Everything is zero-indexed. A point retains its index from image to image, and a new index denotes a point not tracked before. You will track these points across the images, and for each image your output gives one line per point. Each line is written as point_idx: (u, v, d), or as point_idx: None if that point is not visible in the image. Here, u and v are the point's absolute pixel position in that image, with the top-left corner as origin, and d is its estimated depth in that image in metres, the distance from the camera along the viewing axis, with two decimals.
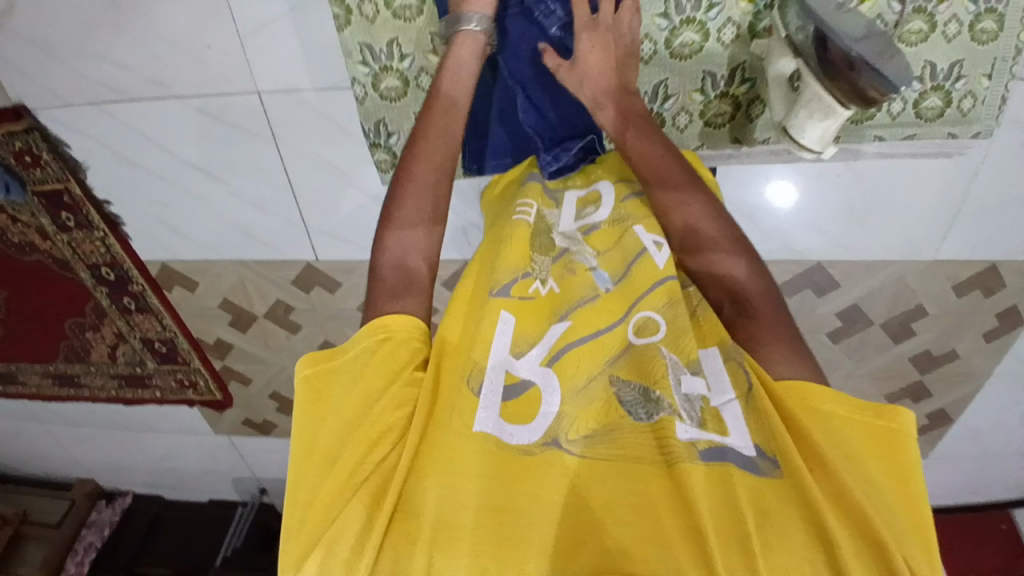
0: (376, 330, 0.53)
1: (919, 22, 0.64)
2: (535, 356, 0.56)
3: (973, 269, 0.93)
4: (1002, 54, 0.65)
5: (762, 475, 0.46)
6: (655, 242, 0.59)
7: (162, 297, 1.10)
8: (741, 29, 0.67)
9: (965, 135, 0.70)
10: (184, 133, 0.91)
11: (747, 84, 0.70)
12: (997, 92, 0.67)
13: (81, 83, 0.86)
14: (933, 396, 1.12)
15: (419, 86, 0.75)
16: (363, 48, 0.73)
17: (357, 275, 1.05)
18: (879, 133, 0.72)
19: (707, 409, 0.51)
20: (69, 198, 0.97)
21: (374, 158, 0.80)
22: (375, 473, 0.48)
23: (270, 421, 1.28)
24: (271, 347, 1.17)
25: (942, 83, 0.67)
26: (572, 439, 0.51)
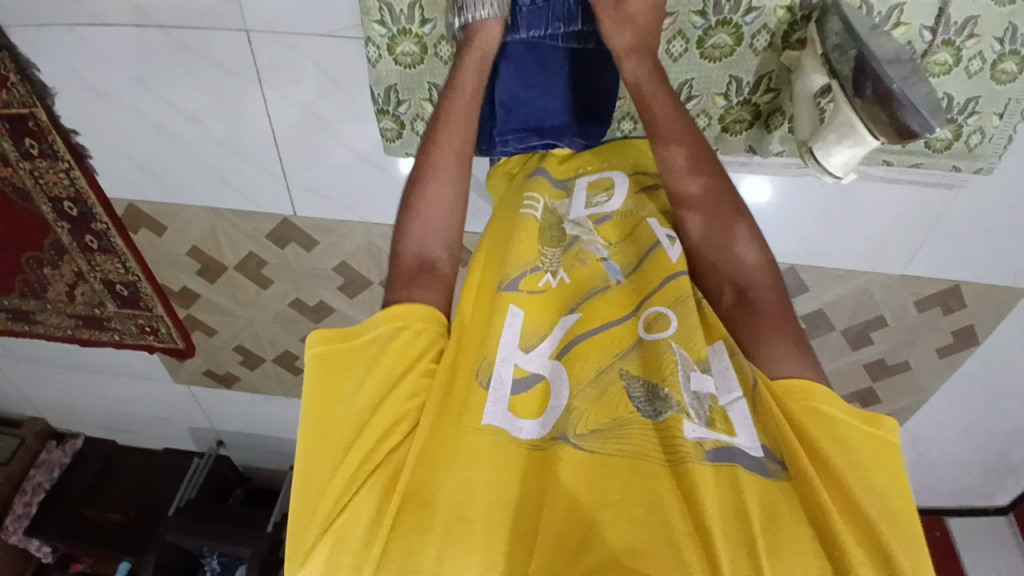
0: (393, 317, 0.55)
1: (944, 55, 0.66)
2: (546, 349, 0.58)
3: (936, 287, 0.97)
4: (1017, 95, 0.67)
5: (773, 477, 0.48)
6: (667, 236, 0.63)
7: (128, 239, 1.05)
8: (774, 37, 0.67)
9: (967, 168, 0.73)
10: (167, 70, 0.86)
11: (771, 94, 0.72)
12: (1004, 133, 0.70)
13: (57, 2, 0.80)
14: (881, 401, 1.17)
15: (437, 55, 0.72)
16: (381, 7, 0.69)
17: (337, 235, 1.03)
18: (887, 158, 0.75)
19: (716, 409, 0.52)
20: (34, 124, 0.91)
21: (381, 126, 0.77)
22: (388, 462, 0.49)
23: (233, 373, 1.26)
24: (240, 300, 1.14)
25: (956, 117, 0.69)
26: (579, 433, 0.52)
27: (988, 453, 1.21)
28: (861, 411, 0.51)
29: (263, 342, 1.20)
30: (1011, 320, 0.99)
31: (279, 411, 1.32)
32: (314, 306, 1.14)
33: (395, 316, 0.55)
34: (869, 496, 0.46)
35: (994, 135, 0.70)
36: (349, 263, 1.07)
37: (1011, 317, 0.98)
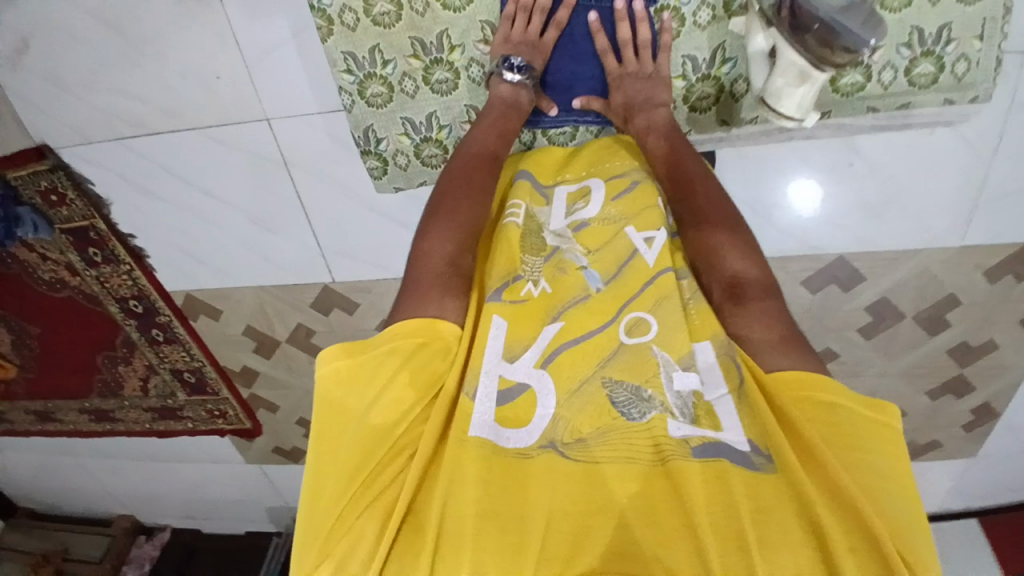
0: (409, 334, 0.54)
1: None
2: (529, 360, 0.56)
3: (1002, 255, 0.90)
4: (990, 14, 0.65)
5: (760, 471, 0.48)
6: (645, 240, 0.63)
7: (189, 327, 1.12)
8: (715, 10, 0.70)
9: (962, 100, 0.70)
10: (198, 162, 0.95)
11: (729, 64, 0.72)
12: (990, 56, 0.67)
13: (102, 116, 0.92)
14: (976, 390, 1.05)
15: (403, 91, 0.75)
16: (346, 57, 0.73)
17: (374, 294, 1.06)
18: (872, 104, 0.71)
19: (700, 404, 0.53)
20: (95, 233, 1.01)
21: (364, 166, 0.80)
22: (387, 486, 0.49)
23: (299, 448, 1.27)
24: (294, 371, 1.18)
25: (931, 48, 0.68)
26: (566, 442, 0.52)
27: None
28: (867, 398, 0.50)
29: None
30: None
31: None
32: None
33: (408, 332, 0.54)
34: (859, 471, 0.46)
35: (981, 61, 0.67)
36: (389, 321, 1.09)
37: None
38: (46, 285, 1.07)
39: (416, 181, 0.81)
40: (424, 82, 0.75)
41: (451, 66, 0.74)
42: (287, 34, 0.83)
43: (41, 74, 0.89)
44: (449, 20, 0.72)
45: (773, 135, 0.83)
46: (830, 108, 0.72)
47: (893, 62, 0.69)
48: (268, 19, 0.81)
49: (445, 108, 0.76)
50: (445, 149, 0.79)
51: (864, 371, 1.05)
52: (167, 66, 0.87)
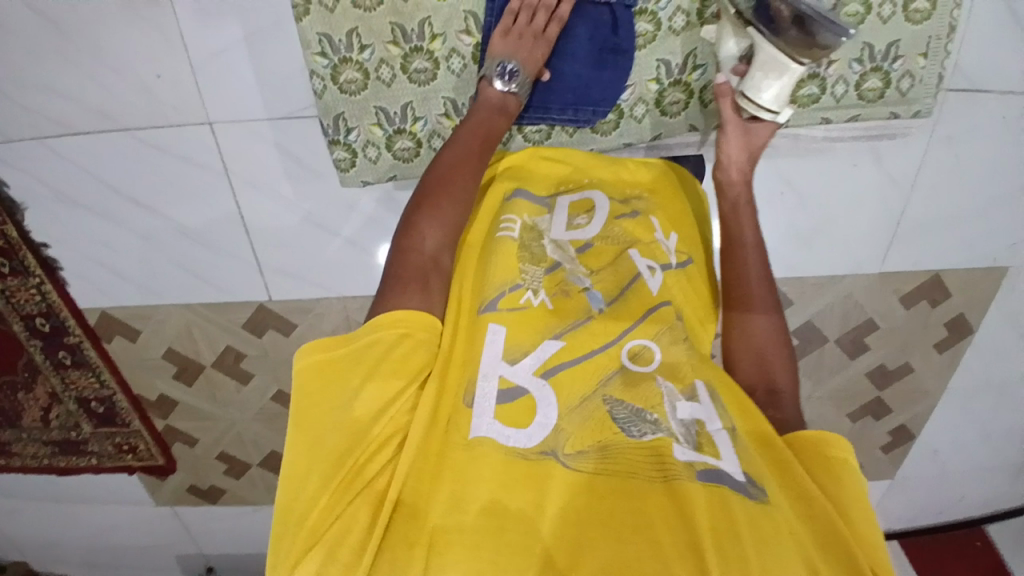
0: (395, 323, 0.54)
1: (855, 5, 0.72)
2: (529, 366, 0.56)
3: (918, 281, 0.98)
4: (935, 32, 0.73)
5: (751, 498, 0.50)
6: (648, 267, 0.67)
7: (102, 350, 1.03)
8: (690, 17, 0.73)
9: (906, 113, 0.78)
10: (130, 169, 0.89)
11: (699, 70, 0.76)
12: (933, 72, 0.75)
13: (23, 115, 0.84)
14: (893, 412, 1.12)
15: (379, 78, 0.75)
16: (322, 39, 0.71)
17: (314, 316, 1.03)
18: (826, 115, 0.78)
19: (703, 433, 0.55)
20: (6, 241, 0.92)
21: (332, 155, 0.77)
22: (378, 478, 0.48)
23: (218, 486, 1.19)
24: (220, 401, 1.10)
25: (880, 64, 0.75)
26: (568, 452, 0.52)
27: (1009, 451, 1.17)
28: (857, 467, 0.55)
29: (247, 445, 1.15)
30: (1001, 301, 1.00)
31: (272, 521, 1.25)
32: None
33: (397, 321, 0.54)
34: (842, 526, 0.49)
35: (924, 76, 0.75)
36: None
37: (998, 299, 0.99)
38: None
39: (386, 175, 0.81)
40: (402, 70, 0.75)
41: (430, 56, 0.74)
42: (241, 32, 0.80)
43: None
44: (432, 10, 0.71)
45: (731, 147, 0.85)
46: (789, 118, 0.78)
47: (845, 76, 0.76)
48: (220, 20, 0.79)
49: (421, 98, 0.77)
50: (417, 140, 0.79)
51: None
52: (105, 63, 0.81)
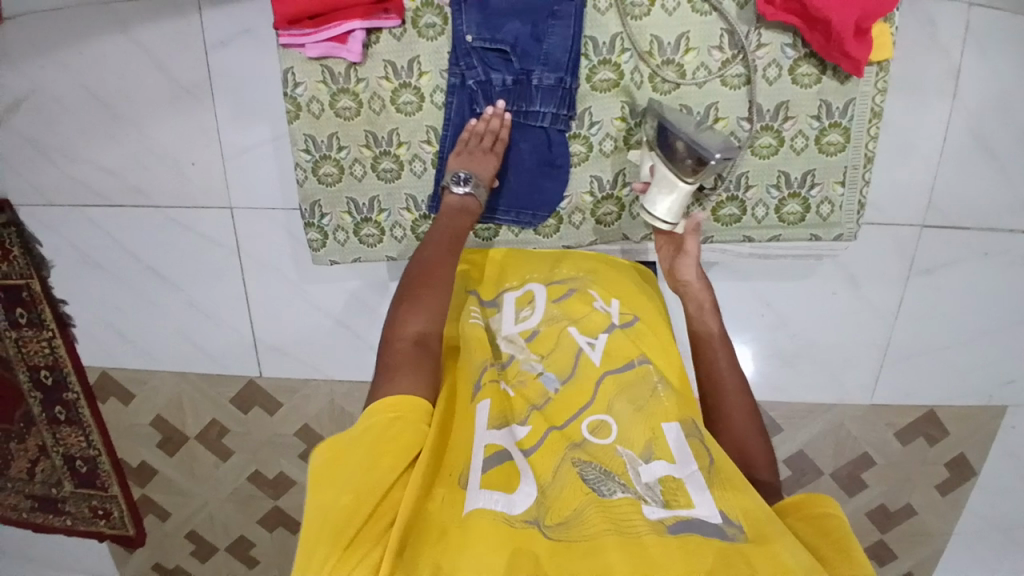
0: (389, 408, 0.53)
1: (768, 138, 0.75)
2: (504, 439, 0.58)
3: (912, 416, 0.95)
4: (851, 162, 0.76)
5: (735, 540, 0.48)
6: (588, 342, 0.67)
7: (96, 410, 1.06)
8: (618, 142, 0.77)
9: (828, 236, 0.79)
10: (151, 238, 0.98)
11: (629, 187, 0.79)
12: (851, 200, 0.77)
13: (71, 185, 0.96)
14: (898, 561, 1.03)
15: (352, 174, 0.79)
16: (307, 139, 0.77)
17: (299, 396, 1.05)
18: (748, 235, 0.80)
19: (668, 488, 0.53)
20: (28, 294, 1.00)
21: (305, 237, 0.80)
22: (374, 552, 0.44)
23: (181, 567, 1.17)
24: (197, 475, 1.10)
25: (798, 190, 0.77)
26: (548, 523, 0.50)
27: None
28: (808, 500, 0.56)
29: (218, 528, 1.13)
30: (1003, 443, 0.94)
31: None
32: (273, 480, 1.10)
33: (389, 406, 0.53)
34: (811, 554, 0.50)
35: (843, 203, 0.78)
36: (311, 425, 1.06)
37: (999, 439, 0.94)
38: None
39: (353, 259, 0.83)
40: (372, 169, 0.78)
41: (397, 159, 0.78)
42: (269, 136, 0.92)
43: (25, 135, 0.94)
44: (400, 121, 0.76)
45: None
46: (712, 235, 0.80)
47: (764, 200, 0.78)
48: (251, 124, 0.92)
49: (387, 195, 0.80)
50: (382, 229, 0.81)
51: None
52: (148, 146, 0.94)
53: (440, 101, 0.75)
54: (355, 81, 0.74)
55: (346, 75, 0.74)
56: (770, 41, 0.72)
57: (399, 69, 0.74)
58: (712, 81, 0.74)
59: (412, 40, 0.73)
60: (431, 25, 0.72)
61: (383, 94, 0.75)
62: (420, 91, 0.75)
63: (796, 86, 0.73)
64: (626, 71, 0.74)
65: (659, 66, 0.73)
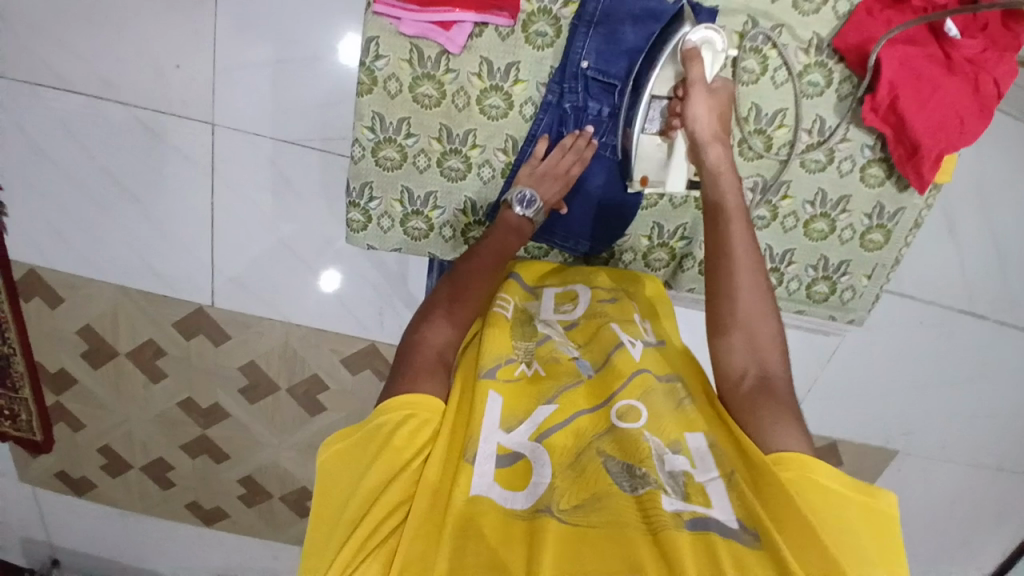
0: (399, 406, 0.52)
1: (822, 224, 0.84)
2: (523, 432, 0.52)
3: (818, 443, 1.07)
4: (882, 261, 0.86)
5: (745, 545, 0.43)
6: (631, 339, 0.62)
7: (17, 307, 0.97)
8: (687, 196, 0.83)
9: (842, 318, 0.90)
10: (114, 140, 0.88)
11: (684, 241, 0.86)
12: (870, 292, 0.88)
13: (29, 62, 0.84)
14: None
15: (414, 164, 0.81)
16: (375, 117, 0.78)
17: (252, 332, 1.01)
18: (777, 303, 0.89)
19: (692, 484, 0.48)
20: None
21: (349, 216, 0.83)
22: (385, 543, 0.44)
23: (89, 480, 1.12)
24: (122, 391, 1.05)
25: (831, 275, 0.87)
26: (561, 508, 0.46)
27: None
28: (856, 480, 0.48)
29: (135, 447, 1.09)
30: (885, 478, 1.10)
31: (136, 528, 1.18)
32: (206, 409, 1.07)
33: (401, 404, 0.52)
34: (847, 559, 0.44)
35: (864, 293, 0.88)
36: (259, 363, 1.03)
37: (882, 474, 1.09)
38: None
39: (390, 246, 0.86)
40: (437, 164, 0.81)
41: (466, 160, 0.81)
42: (273, 56, 0.84)
43: None
44: (480, 122, 0.79)
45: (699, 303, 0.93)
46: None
47: (800, 276, 0.87)
48: (255, 40, 0.84)
49: (444, 191, 0.83)
50: (430, 225, 0.85)
51: None
52: (128, 39, 0.84)
53: (528, 113, 0.79)
54: (443, 69, 0.77)
55: (435, 60, 0.76)
56: (853, 138, 0.80)
57: (494, 71, 0.77)
58: (792, 159, 0.81)
59: (517, 43, 0.75)
60: (542, 35, 0.75)
61: (471, 91, 0.78)
62: (508, 98, 0.78)
63: (861, 183, 0.82)
64: None
65: (750, 133, 0.80)
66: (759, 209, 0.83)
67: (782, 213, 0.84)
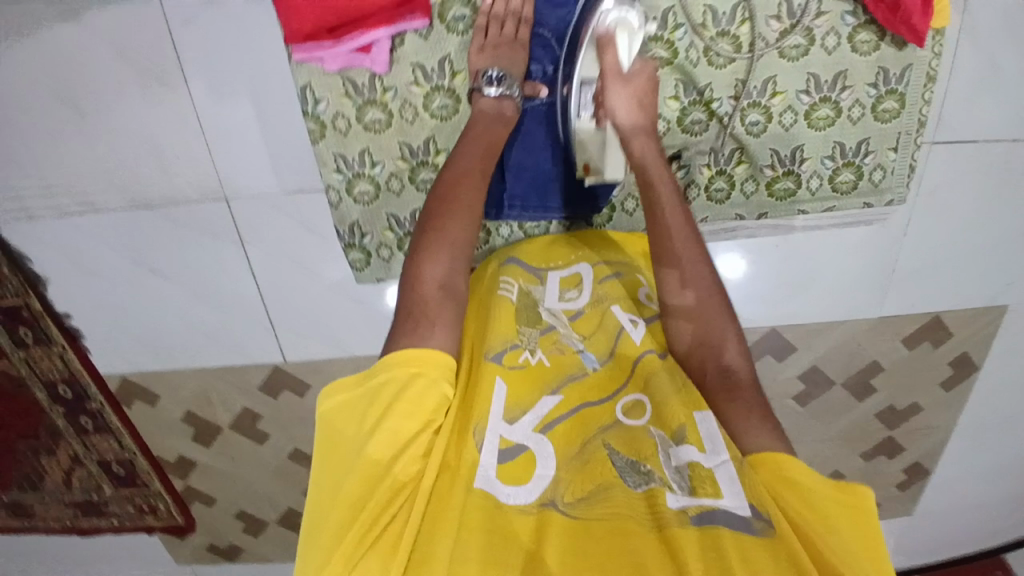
0: (409, 362, 0.54)
1: (826, 109, 0.79)
2: (528, 423, 0.56)
3: (918, 323, 0.99)
4: (905, 129, 0.80)
5: (759, 535, 0.46)
6: (631, 320, 0.66)
7: (122, 415, 1.06)
8: (671, 123, 0.80)
9: (879, 202, 0.85)
10: (149, 241, 0.93)
11: (683, 171, 0.83)
12: (902, 165, 0.83)
13: (52, 194, 0.90)
14: (905, 451, 1.10)
15: (390, 189, 0.83)
16: (337, 157, 0.81)
17: (326, 374, 1.05)
18: (802, 207, 0.85)
19: (699, 474, 0.51)
20: (28, 313, 0.96)
21: (349, 258, 0.86)
22: (394, 520, 0.48)
23: (236, 543, 1.20)
24: (236, 459, 1.12)
25: (852, 159, 0.82)
26: (568, 500, 0.51)
27: None
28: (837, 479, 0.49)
29: (264, 505, 1.17)
30: (1002, 337, 1.01)
31: None
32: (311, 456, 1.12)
33: (408, 359, 0.54)
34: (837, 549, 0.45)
35: (894, 169, 0.83)
36: None
37: (997, 334, 1.00)
38: None
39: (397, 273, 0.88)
40: (410, 181, 0.83)
41: (437, 168, 0.82)
42: (255, 113, 0.85)
43: None
44: (435, 127, 0.80)
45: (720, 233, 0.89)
46: (767, 209, 0.86)
47: (819, 171, 0.83)
48: (232, 104, 0.85)
49: None
50: None
51: (802, 437, 1.09)
52: (124, 143, 0.87)
53: None
54: (381, 91, 0.77)
55: (370, 85, 0.77)
56: (830, 11, 0.75)
57: (429, 73, 0.77)
58: (770, 52, 0.77)
59: (440, 37, 0.75)
60: (460, 18, 0.75)
61: (414, 100, 0.78)
62: (453, 94, 0.78)
63: (853, 54, 0.77)
64: (681, 49, 0.76)
65: (714, 39, 0.76)
66: (750, 114, 0.80)
67: (777, 111, 0.80)
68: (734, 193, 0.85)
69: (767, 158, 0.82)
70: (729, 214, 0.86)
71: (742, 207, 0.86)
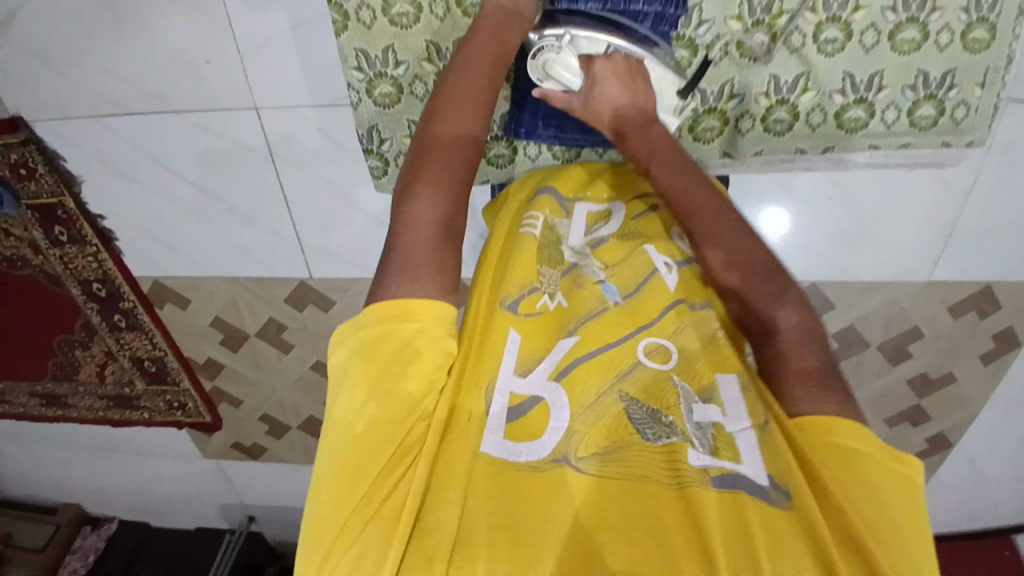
0: (405, 317, 0.52)
1: (911, 32, 0.68)
2: (543, 370, 0.55)
3: (968, 291, 0.93)
4: (993, 63, 0.68)
5: (775, 506, 0.47)
6: (666, 263, 0.64)
7: (154, 315, 1.09)
8: (728, 47, 0.71)
9: (957, 143, 0.72)
10: (177, 147, 0.91)
11: (735, 100, 0.74)
12: (988, 103, 0.70)
13: (78, 93, 0.86)
14: (932, 419, 1.09)
15: (413, 93, 0.77)
16: (358, 54, 0.74)
17: (351, 294, 1.05)
18: (874, 142, 0.74)
19: (721, 436, 0.52)
20: (63, 212, 0.96)
21: (366, 164, 0.82)
22: (395, 489, 0.46)
23: (260, 444, 1.28)
24: (262, 366, 1.16)
25: (934, 92, 0.70)
26: (581, 456, 0.50)
27: None
28: (887, 444, 0.53)
29: (287, 410, 1.23)
30: None
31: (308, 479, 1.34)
32: None
33: (407, 312, 0.52)
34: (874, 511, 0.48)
35: (980, 107, 0.70)
36: None
37: None
38: (6, 263, 1.02)
39: None
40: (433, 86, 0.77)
41: None
42: (287, 24, 0.78)
43: None
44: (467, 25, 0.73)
45: (775, 164, 0.79)
46: (834, 143, 0.75)
47: (897, 102, 0.71)
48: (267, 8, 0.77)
49: None
50: None
51: None
52: None
53: None
54: None
55: None
56: None
57: None
58: None
59: None
60: None
61: None
62: None
63: None
64: None
65: None
66: (825, 31, 0.68)
67: (858, 29, 0.68)
68: (797, 125, 0.74)
69: (837, 83, 0.71)
70: (788, 148, 0.76)
71: (805, 140, 0.75)
